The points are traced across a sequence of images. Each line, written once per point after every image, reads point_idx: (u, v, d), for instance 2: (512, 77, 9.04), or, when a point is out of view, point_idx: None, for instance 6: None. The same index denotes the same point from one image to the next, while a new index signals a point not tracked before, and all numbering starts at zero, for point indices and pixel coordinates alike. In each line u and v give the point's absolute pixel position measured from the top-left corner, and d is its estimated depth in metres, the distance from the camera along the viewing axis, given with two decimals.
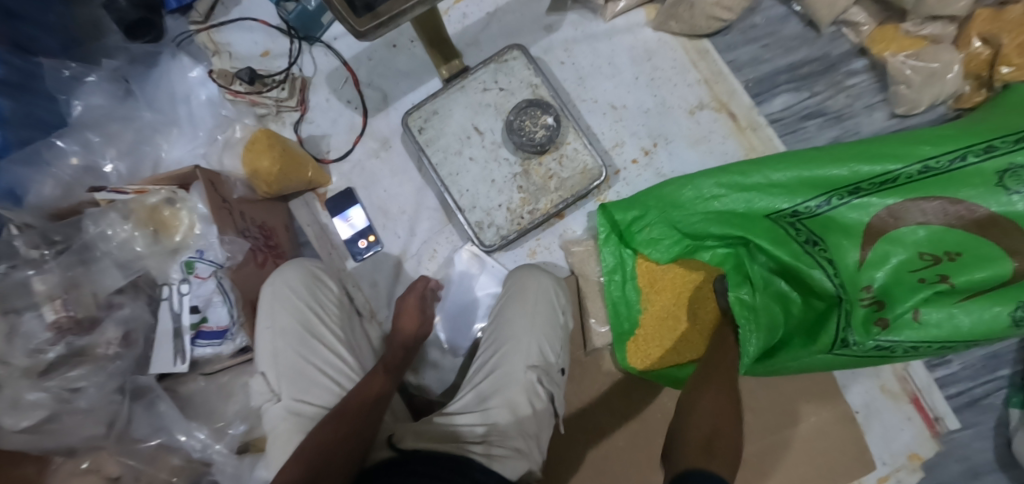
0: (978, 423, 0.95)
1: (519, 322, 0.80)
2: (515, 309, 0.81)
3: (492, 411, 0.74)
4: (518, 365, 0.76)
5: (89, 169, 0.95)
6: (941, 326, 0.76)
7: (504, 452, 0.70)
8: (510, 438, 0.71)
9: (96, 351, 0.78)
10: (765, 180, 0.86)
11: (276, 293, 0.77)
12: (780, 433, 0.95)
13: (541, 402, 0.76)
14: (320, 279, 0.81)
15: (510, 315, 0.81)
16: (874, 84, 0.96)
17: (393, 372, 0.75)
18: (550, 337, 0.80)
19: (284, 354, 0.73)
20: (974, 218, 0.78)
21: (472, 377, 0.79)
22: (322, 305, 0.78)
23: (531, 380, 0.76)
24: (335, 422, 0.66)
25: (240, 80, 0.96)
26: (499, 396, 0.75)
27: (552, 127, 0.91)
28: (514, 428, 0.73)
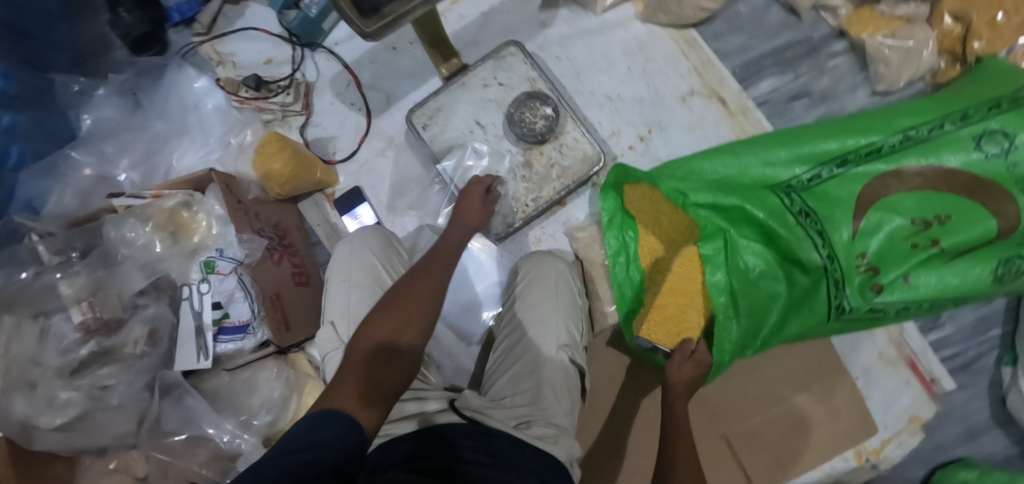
0: (973, 383, 0.99)
1: (543, 310, 0.85)
2: (542, 292, 0.87)
3: (533, 393, 0.78)
4: (549, 345, 0.82)
5: (103, 178, 0.96)
6: (930, 287, 0.82)
7: (551, 432, 0.74)
8: (551, 411, 0.76)
9: (124, 351, 0.82)
10: (761, 160, 0.91)
11: (355, 251, 0.83)
12: (795, 414, 0.98)
13: (574, 380, 0.81)
14: (394, 246, 0.88)
15: (542, 297, 0.86)
16: (855, 64, 1.01)
17: (441, 282, 0.72)
18: (574, 317, 0.86)
19: (357, 306, 0.78)
20: (960, 181, 0.82)
21: (504, 361, 0.85)
22: (393, 268, 0.84)
23: (564, 359, 0.81)
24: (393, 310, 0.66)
25: (248, 86, 1.03)
26: (532, 376, 0.80)
27: (551, 117, 0.96)
28: (555, 404, 0.77)
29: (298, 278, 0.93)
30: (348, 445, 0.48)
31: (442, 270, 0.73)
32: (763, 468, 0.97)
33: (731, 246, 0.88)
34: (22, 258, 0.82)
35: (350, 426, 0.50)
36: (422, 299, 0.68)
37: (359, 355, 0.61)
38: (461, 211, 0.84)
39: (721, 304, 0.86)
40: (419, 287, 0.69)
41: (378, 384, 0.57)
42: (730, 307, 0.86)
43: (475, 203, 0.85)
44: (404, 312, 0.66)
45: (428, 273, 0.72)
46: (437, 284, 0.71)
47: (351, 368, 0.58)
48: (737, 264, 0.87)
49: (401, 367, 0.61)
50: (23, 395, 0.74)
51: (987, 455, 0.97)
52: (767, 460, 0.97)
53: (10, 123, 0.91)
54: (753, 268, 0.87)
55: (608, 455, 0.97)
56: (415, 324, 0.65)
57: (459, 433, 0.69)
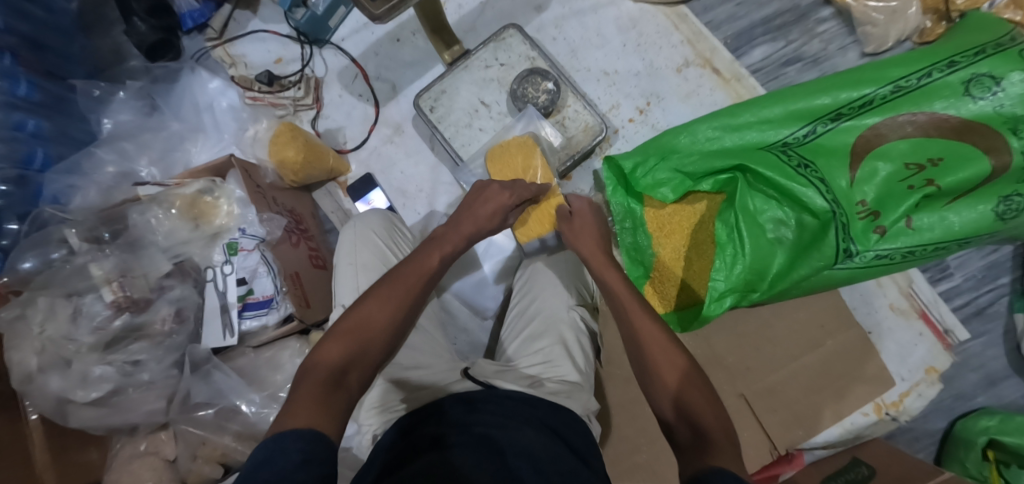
0: (987, 331, 0.99)
1: (553, 283, 0.87)
2: (551, 269, 0.90)
3: (547, 350, 0.80)
4: (561, 305, 0.85)
5: (126, 175, 0.99)
6: (932, 227, 0.85)
7: (565, 388, 0.75)
8: (566, 370, 0.77)
9: (152, 328, 0.85)
10: (756, 118, 0.95)
11: (359, 233, 0.86)
12: (808, 372, 0.99)
13: (587, 339, 0.84)
14: (397, 226, 0.91)
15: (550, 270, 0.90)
16: (843, 28, 1.04)
17: (407, 306, 0.71)
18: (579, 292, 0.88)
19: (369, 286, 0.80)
20: (951, 126, 0.87)
21: (513, 327, 0.87)
22: (400, 246, 0.88)
23: (574, 318, 0.84)
24: (351, 335, 0.66)
25: (261, 82, 1.06)
26: (549, 333, 0.82)
27: (553, 92, 0.99)
28: (567, 361, 0.79)
29: (314, 261, 0.97)
30: (303, 457, 0.51)
31: (409, 294, 0.72)
32: (783, 425, 0.98)
33: (747, 189, 0.93)
34: (53, 242, 0.86)
35: (311, 440, 0.53)
36: (378, 327, 0.68)
37: (310, 379, 0.61)
38: (468, 210, 0.81)
39: (727, 239, 0.94)
40: (381, 314, 0.69)
41: (323, 407, 0.58)
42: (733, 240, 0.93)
43: (488, 207, 0.81)
44: (361, 334, 0.67)
45: (392, 298, 0.71)
46: (397, 307, 0.70)
47: (303, 388, 0.60)
48: (745, 206, 0.93)
49: (348, 394, 0.62)
50: (58, 373, 0.79)
51: (1005, 402, 0.98)
52: (783, 418, 0.98)
53: (35, 127, 0.97)
54: (762, 212, 0.93)
55: (624, 419, 1.01)
56: (373, 350, 0.67)
57: (462, 413, 0.67)
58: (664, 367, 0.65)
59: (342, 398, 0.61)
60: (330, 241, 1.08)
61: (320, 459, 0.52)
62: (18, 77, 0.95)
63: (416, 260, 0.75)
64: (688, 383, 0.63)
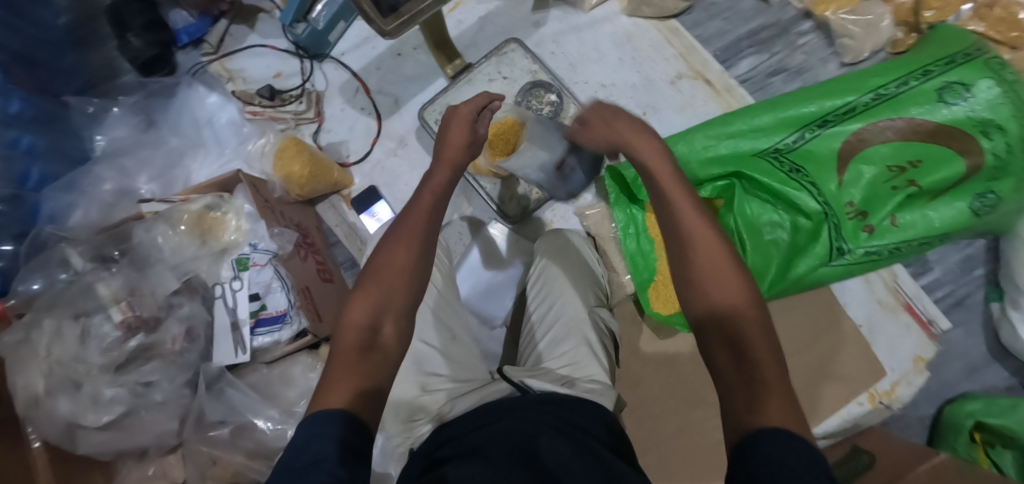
0: (967, 321, 1.06)
1: (567, 282, 0.91)
2: (566, 268, 0.93)
3: (572, 353, 0.82)
4: (583, 307, 0.88)
5: (124, 191, 0.97)
6: (915, 225, 0.91)
7: (595, 386, 0.76)
8: (590, 368, 0.80)
9: (164, 347, 0.82)
10: (747, 126, 0.98)
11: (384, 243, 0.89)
12: (812, 363, 1.04)
13: (608, 337, 0.87)
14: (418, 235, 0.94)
15: (563, 269, 0.93)
16: (823, 40, 1.11)
17: (423, 243, 0.70)
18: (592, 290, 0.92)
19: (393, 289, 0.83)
20: (927, 130, 0.92)
21: (535, 333, 0.89)
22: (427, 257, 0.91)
23: (596, 318, 0.87)
24: (370, 282, 0.66)
25: (263, 96, 1.09)
26: (571, 335, 0.84)
27: (556, 103, 1.03)
28: (595, 362, 0.81)
29: (321, 274, 0.96)
30: (345, 446, 0.51)
31: (421, 233, 0.70)
32: None
33: (745, 192, 0.98)
34: (55, 263, 0.84)
35: (348, 428, 0.53)
36: (398, 268, 0.67)
37: (344, 344, 0.62)
38: (446, 140, 0.80)
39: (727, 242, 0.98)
40: (398, 256, 0.67)
41: (363, 373, 0.59)
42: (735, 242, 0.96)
43: (460, 130, 0.79)
44: (382, 281, 0.66)
45: (405, 235, 0.69)
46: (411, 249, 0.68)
47: (339, 356, 0.61)
48: (743, 210, 0.97)
49: (384, 351, 0.62)
50: (67, 396, 0.76)
51: (989, 386, 1.04)
52: None
53: (29, 144, 0.95)
54: (759, 215, 0.96)
55: (636, 420, 1.03)
56: (397, 297, 0.66)
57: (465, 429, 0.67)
58: (738, 314, 0.57)
59: (377, 360, 0.61)
60: (334, 255, 1.08)
61: (358, 450, 0.52)
62: (9, 93, 0.93)
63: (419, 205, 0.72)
64: (723, 278, 0.59)
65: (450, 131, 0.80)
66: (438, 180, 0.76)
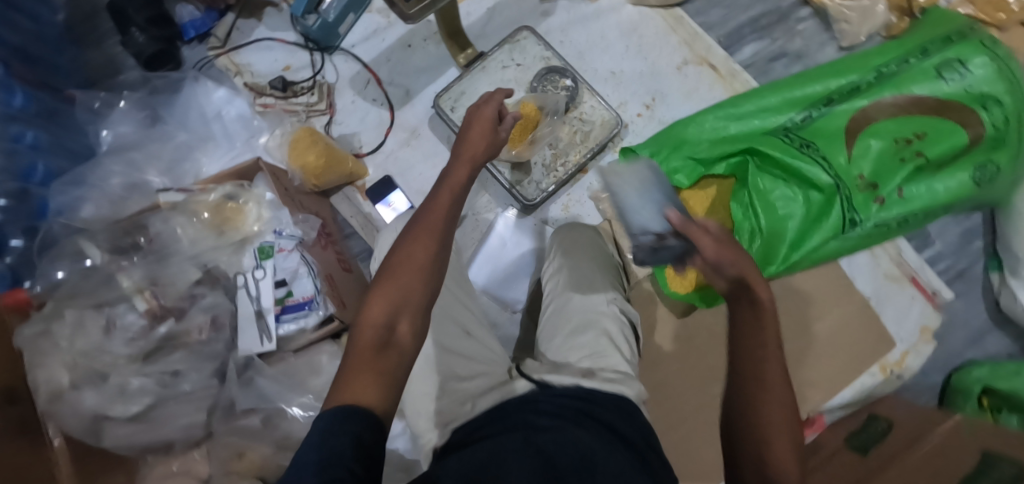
0: (968, 291, 1.10)
1: (578, 280, 0.87)
2: (578, 266, 0.90)
3: (592, 345, 0.78)
4: (602, 298, 0.84)
5: (136, 185, 0.95)
6: (921, 195, 0.95)
7: (618, 375, 0.70)
8: (613, 358, 0.75)
9: (190, 337, 0.80)
10: (756, 107, 1.02)
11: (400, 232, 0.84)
12: (814, 345, 1.06)
13: (629, 330, 0.83)
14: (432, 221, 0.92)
15: (574, 266, 0.90)
16: (820, 26, 1.15)
17: (443, 239, 0.65)
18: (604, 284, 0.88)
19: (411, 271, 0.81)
20: (929, 104, 0.96)
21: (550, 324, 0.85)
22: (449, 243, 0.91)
23: (615, 310, 0.84)
24: (388, 280, 0.62)
25: (276, 88, 1.09)
26: (591, 327, 0.80)
27: (571, 88, 1.06)
28: (617, 353, 0.77)
29: (342, 264, 0.95)
30: (358, 447, 0.47)
31: (441, 229, 0.66)
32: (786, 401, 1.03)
33: (758, 169, 1.00)
34: (69, 256, 0.81)
35: (366, 426, 0.49)
36: (417, 266, 0.62)
37: (358, 342, 0.58)
38: (464, 137, 0.75)
39: (743, 217, 1.00)
40: (417, 252, 0.63)
41: (377, 374, 0.55)
42: (750, 217, 0.99)
43: (479, 131, 0.75)
44: (399, 279, 0.61)
45: (426, 231, 0.65)
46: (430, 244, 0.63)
47: (353, 355, 0.57)
48: (757, 186, 0.99)
49: (400, 352, 0.58)
50: (93, 388, 0.74)
51: (991, 353, 1.08)
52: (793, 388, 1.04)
53: (33, 139, 0.92)
54: (772, 190, 0.99)
55: (658, 400, 1.04)
56: (415, 296, 0.61)
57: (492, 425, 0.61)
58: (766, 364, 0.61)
59: (393, 358, 0.57)
60: (350, 246, 1.07)
61: (372, 455, 0.48)
62: (12, 87, 0.91)
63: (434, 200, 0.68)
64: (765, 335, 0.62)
65: (471, 128, 0.76)
66: (462, 175, 0.71)
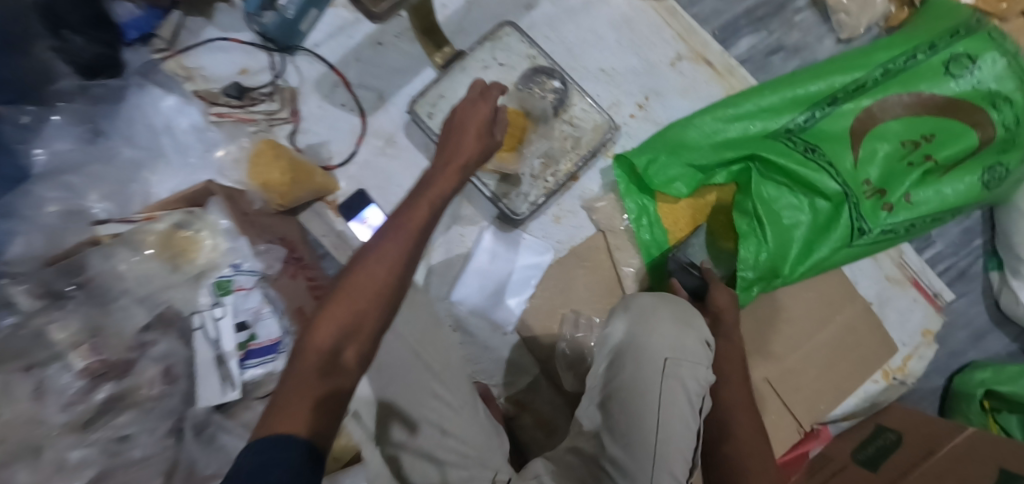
0: (968, 291, 1.07)
1: (645, 414, 0.65)
2: (636, 389, 0.66)
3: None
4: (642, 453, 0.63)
5: (73, 212, 0.83)
6: (930, 200, 0.91)
7: None
8: None
9: (139, 394, 0.70)
10: (757, 107, 0.95)
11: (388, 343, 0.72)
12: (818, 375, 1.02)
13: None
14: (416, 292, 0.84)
15: (640, 390, 0.66)
16: (818, 17, 1.08)
17: (408, 255, 0.60)
18: (683, 421, 0.64)
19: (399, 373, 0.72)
20: (936, 103, 0.91)
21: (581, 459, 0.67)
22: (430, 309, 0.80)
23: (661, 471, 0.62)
24: (342, 293, 0.56)
25: (230, 95, 0.97)
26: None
27: (559, 90, 0.99)
28: None
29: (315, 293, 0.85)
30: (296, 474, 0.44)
31: (407, 246, 0.60)
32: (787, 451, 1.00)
33: (761, 176, 0.94)
34: None
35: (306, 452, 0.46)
36: (376, 282, 0.57)
37: (301, 360, 0.53)
38: (451, 147, 0.72)
39: (746, 228, 0.93)
40: (378, 266, 0.58)
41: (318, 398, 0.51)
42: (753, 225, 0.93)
43: (469, 134, 0.72)
44: (354, 295, 0.56)
45: (391, 245, 0.60)
46: (399, 252, 0.59)
47: (297, 373, 0.52)
48: (762, 194, 0.93)
49: (345, 376, 0.53)
50: (26, 465, 0.62)
51: (992, 353, 1.06)
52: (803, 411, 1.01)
53: None
54: (777, 198, 0.94)
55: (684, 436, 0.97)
56: (371, 313, 0.57)
57: None
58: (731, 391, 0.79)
59: (338, 382, 0.53)
60: (325, 268, 0.96)
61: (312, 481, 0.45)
62: None
63: (414, 206, 0.64)
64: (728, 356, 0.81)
65: (460, 137, 0.72)
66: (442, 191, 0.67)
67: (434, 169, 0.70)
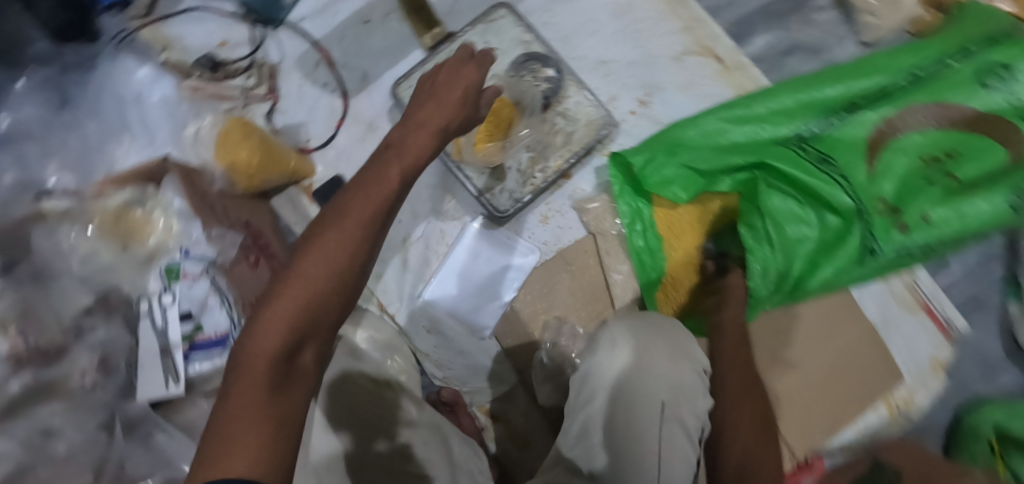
0: (983, 322, 0.98)
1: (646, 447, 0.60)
2: (632, 421, 0.62)
3: None
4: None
5: (30, 185, 0.76)
6: (948, 221, 0.83)
7: None
8: None
9: (69, 385, 0.64)
10: (766, 109, 0.88)
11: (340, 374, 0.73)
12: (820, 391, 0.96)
13: None
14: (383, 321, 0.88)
15: (638, 427, 0.61)
16: (840, 17, 0.98)
17: (366, 231, 0.49)
18: (683, 454, 0.60)
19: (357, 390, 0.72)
20: (963, 116, 0.83)
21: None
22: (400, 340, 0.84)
23: None
24: (291, 284, 0.46)
25: (203, 67, 0.92)
26: None
27: (553, 79, 0.93)
28: None
29: None
30: None
31: (367, 221, 0.49)
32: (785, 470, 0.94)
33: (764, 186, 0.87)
34: None
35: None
36: (332, 270, 0.47)
37: (244, 367, 0.44)
38: (432, 99, 0.57)
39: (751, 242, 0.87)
40: (332, 246, 0.47)
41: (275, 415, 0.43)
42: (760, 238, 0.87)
43: (455, 88, 0.58)
44: (303, 285, 0.46)
45: (348, 220, 0.48)
46: (360, 235, 0.48)
47: (244, 384, 0.44)
48: (767, 205, 0.87)
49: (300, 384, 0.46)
50: None
51: (1007, 390, 0.97)
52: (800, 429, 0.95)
53: None
54: (782, 210, 0.87)
55: None
56: (326, 306, 0.47)
57: None
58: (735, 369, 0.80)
59: (294, 390, 0.46)
60: None
61: None
62: None
63: (379, 170, 0.52)
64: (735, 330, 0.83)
65: (443, 90, 0.57)
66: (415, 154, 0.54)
67: (405, 124, 0.56)
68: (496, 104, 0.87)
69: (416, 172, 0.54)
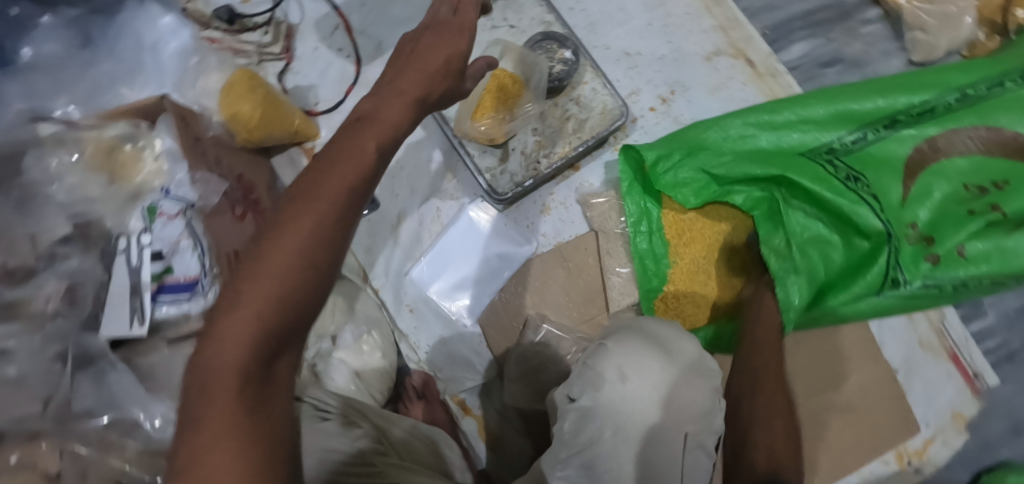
0: (1016, 377, 0.90)
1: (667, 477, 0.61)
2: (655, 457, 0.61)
3: None
4: None
5: (36, 112, 0.75)
6: (989, 257, 0.74)
7: None
8: None
9: (30, 308, 0.64)
10: (798, 116, 0.82)
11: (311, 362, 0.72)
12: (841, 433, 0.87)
13: None
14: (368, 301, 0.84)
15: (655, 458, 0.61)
16: (889, 32, 0.93)
17: (334, 227, 0.44)
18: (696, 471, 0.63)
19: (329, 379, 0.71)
20: (1015, 144, 0.76)
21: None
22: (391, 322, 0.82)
23: None
24: (253, 289, 0.41)
25: (220, 18, 0.91)
26: None
27: (570, 61, 0.90)
28: None
29: None
30: None
31: (331, 215, 0.44)
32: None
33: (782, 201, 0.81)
34: None
35: None
36: (299, 271, 0.42)
37: (208, 387, 0.40)
38: (410, 63, 0.51)
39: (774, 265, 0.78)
40: (292, 244, 0.42)
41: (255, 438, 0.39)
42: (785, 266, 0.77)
43: (437, 56, 0.52)
44: (265, 289, 0.41)
45: (312, 216, 0.43)
46: (331, 234, 0.43)
47: (211, 410, 0.39)
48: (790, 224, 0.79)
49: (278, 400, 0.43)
50: None
51: None
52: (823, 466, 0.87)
53: None
54: (805, 229, 0.80)
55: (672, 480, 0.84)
56: (298, 314, 0.43)
57: None
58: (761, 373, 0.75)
59: (273, 410, 0.42)
60: None
61: None
62: None
63: (347, 145, 0.46)
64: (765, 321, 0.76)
65: (426, 54, 0.52)
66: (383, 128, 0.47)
67: (378, 94, 0.50)
68: (502, 78, 0.83)
69: (393, 142, 0.48)
